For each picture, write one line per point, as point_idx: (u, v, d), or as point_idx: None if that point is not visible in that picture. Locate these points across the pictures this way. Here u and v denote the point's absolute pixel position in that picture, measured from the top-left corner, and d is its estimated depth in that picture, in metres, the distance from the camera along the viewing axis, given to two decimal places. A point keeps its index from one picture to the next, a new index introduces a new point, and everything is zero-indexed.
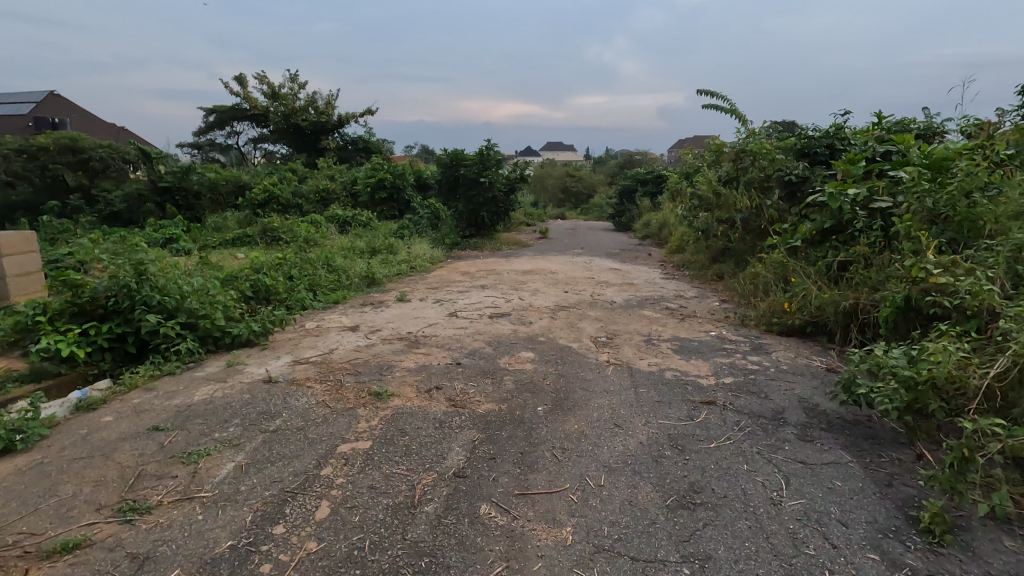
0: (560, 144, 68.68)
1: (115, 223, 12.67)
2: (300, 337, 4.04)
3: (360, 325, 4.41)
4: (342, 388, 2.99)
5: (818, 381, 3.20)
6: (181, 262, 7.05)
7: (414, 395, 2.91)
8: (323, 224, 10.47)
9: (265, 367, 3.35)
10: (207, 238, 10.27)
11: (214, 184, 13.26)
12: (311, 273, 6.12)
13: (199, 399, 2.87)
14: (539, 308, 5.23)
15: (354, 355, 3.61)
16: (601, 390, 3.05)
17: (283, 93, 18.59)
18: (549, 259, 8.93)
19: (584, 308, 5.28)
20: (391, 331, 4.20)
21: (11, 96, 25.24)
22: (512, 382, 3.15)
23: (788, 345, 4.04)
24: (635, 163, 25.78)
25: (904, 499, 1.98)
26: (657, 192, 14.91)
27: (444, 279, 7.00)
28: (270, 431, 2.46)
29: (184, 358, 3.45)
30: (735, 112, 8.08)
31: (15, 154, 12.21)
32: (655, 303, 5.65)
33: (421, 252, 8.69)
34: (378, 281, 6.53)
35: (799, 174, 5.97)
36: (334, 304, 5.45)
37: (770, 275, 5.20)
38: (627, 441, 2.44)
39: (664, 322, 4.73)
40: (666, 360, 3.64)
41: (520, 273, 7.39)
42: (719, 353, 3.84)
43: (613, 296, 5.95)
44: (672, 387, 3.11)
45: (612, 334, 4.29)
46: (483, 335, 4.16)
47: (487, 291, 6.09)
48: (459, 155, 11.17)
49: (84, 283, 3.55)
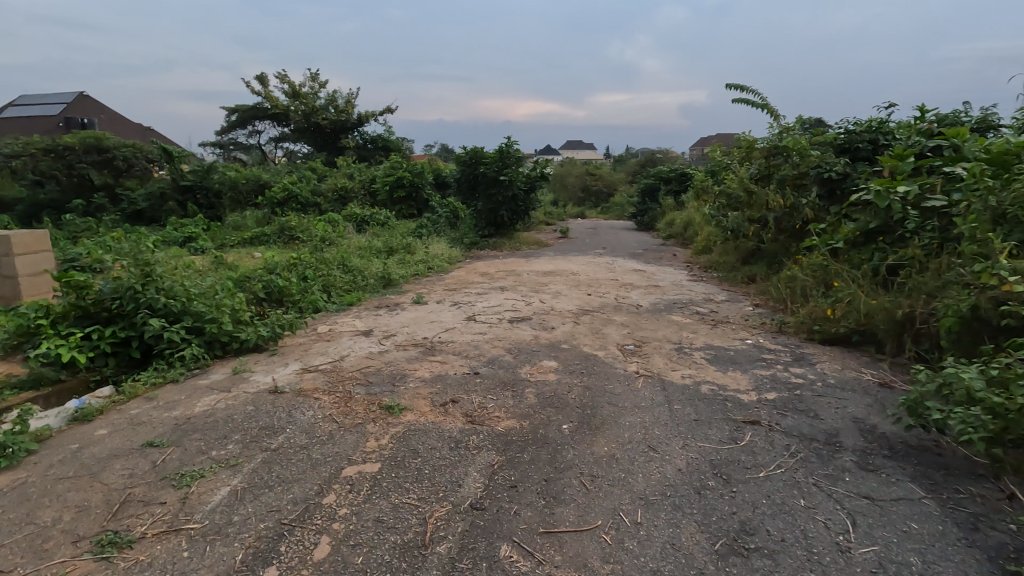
0: (580, 143, 68.18)
1: (139, 222, 12.77)
2: (311, 342, 3.85)
3: (374, 329, 4.21)
4: (351, 400, 2.78)
5: (873, 399, 2.90)
6: (197, 261, 6.96)
7: (428, 409, 2.69)
8: (342, 223, 10.36)
9: (272, 375, 3.16)
10: (226, 237, 10.23)
11: (234, 182, 13.26)
12: (326, 273, 5.96)
13: (200, 411, 2.69)
14: (561, 311, 4.97)
15: (366, 362, 3.40)
16: (631, 406, 2.78)
17: (304, 92, 18.62)
18: (570, 259, 8.66)
19: (609, 312, 5.02)
20: (406, 336, 3.99)
21: (44, 99, 25.92)
22: (533, 396, 2.91)
23: (833, 356, 3.73)
24: (658, 162, 25.29)
25: (997, 548, 1.69)
26: (681, 191, 14.53)
27: (462, 280, 6.78)
28: (270, 450, 2.26)
29: (189, 364, 3.28)
30: (766, 107, 7.73)
31: (42, 155, 12.40)
32: (683, 307, 5.36)
33: (439, 252, 8.50)
34: (395, 282, 6.34)
35: (840, 171, 5.62)
36: (349, 305, 5.27)
37: (809, 279, 4.87)
38: (663, 467, 2.17)
39: (695, 329, 4.44)
40: (701, 371, 3.36)
41: (541, 274, 7.14)
42: (757, 363, 3.54)
43: (638, 299, 5.67)
44: (710, 403, 2.83)
45: (641, 341, 4.02)
46: (503, 342, 3.92)
47: (506, 293, 5.86)
48: (479, 153, 10.97)
49: (88, 285, 3.41)
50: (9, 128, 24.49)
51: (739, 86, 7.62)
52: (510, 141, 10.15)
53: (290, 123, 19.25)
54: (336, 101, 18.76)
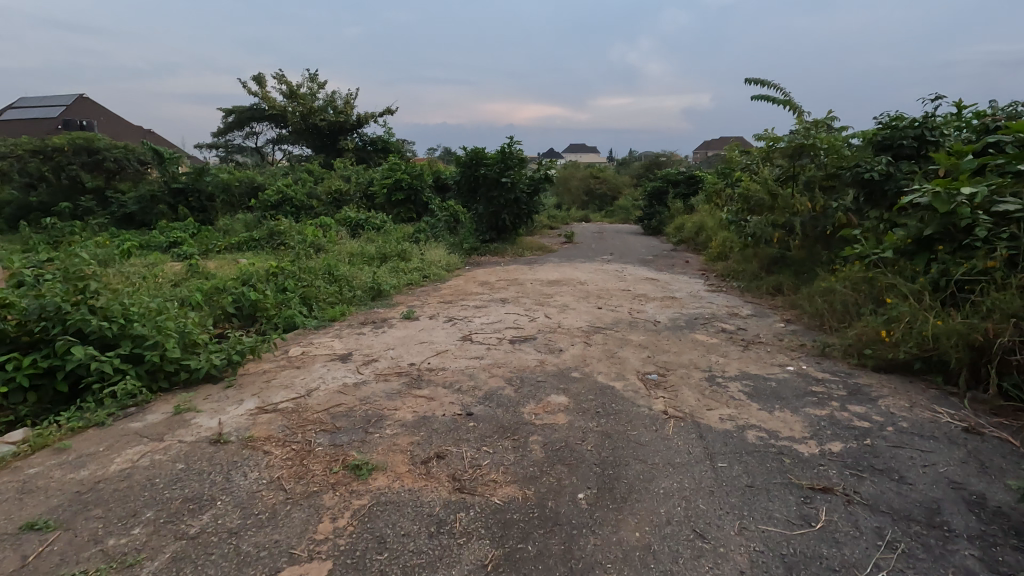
0: (583, 148, 67.59)
1: (129, 225, 12.22)
2: (276, 370, 3.27)
3: (353, 353, 3.63)
4: (308, 456, 2.19)
5: (966, 454, 2.31)
6: (173, 270, 6.39)
7: (406, 469, 2.10)
8: (335, 228, 9.80)
9: (218, 417, 2.57)
10: (213, 242, 9.66)
11: (227, 185, 12.70)
12: (309, 284, 5.40)
13: (116, 470, 2.11)
14: (569, 329, 4.39)
15: (336, 398, 2.82)
16: (663, 464, 2.20)
17: (301, 92, 18.12)
18: (577, 266, 8.09)
19: (623, 330, 4.42)
20: (389, 363, 3.41)
21: (42, 101, 25.57)
22: (539, 448, 2.32)
23: (894, 389, 3.14)
24: (663, 165, 24.74)
25: None
26: (690, 195, 13.97)
27: (460, 291, 6.20)
28: (188, 538, 1.69)
29: (122, 401, 2.71)
30: (789, 104, 7.16)
31: (30, 156, 11.96)
32: (706, 323, 4.76)
33: (437, 259, 7.94)
34: (386, 293, 5.76)
35: (882, 171, 4.98)
36: (331, 321, 4.69)
37: (851, 294, 4.28)
38: (719, 567, 1.59)
39: (725, 352, 3.85)
40: (742, 411, 2.76)
41: (546, 284, 6.56)
42: (808, 399, 2.95)
43: (655, 314, 5.07)
44: (762, 459, 2.24)
45: (664, 369, 3.43)
46: (502, 369, 3.34)
47: (508, 306, 5.28)
48: (480, 153, 10.41)
49: (9, 302, 2.86)
50: (5, 130, 24.01)
51: (760, 80, 6.99)
52: (513, 141, 9.58)
53: (288, 124, 18.72)
54: (335, 102, 18.25)
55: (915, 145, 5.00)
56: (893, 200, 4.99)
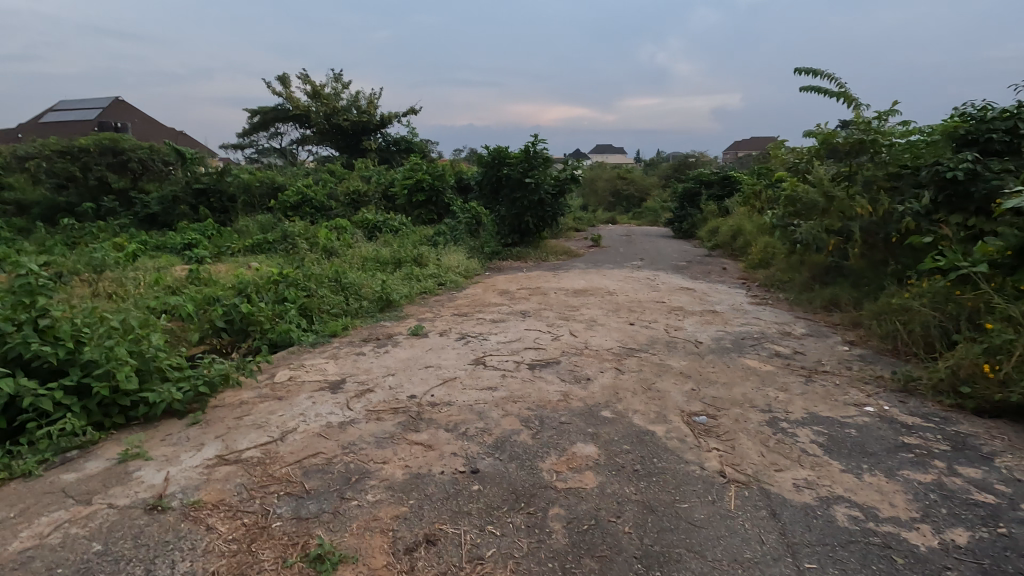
0: (610, 149, 66.44)
1: (152, 226, 12.05)
2: (252, 403, 2.79)
3: (345, 379, 3.14)
4: (260, 537, 1.69)
5: None
6: (176, 275, 6.01)
7: (385, 564, 1.59)
8: (351, 230, 9.39)
9: (167, 471, 2.09)
10: (227, 244, 9.33)
11: (248, 185, 12.45)
12: (313, 294, 4.95)
13: (16, 552, 1.64)
14: (598, 352, 3.81)
15: (314, 444, 2.31)
16: (730, 564, 1.63)
17: (325, 92, 17.90)
18: (605, 273, 7.50)
19: (660, 354, 3.82)
20: (385, 394, 2.90)
21: (79, 104, 26.05)
22: (561, 530, 1.78)
23: (1010, 442, 2.50)
24: (693, 165, 23.89)
25: None
26: (725, 196, 13.22)
27: (477, 301, 5.67)
28: None
29: (60, 444, 2.25)
30: (843, 96, 6.47)
31: (58, 156, 11.91)
32: (756, 345, 4.13)
33: (455, 264, 7.45)
34: (395, 303, 5.28)
35: (966, 169, 4.29)
36: (331, 337, 4.22)
37: (935, 316, 3.62)
38: None
39: (785, 384, 3.23)
40: (823, 474, 2.16)
41: (572, 294, 6.00)
42: (902, 457, 2.34)
43: (696, 333, 4.45)
44: (865, 558, 1.66)
45: (714, 407, 2.84)
46: (518, 407, 2.80)
47: (529, 320, 4.74)
48: (503, 152, 9.88)
49: None
50: (42, 133, 24.46)
51: (814, 69, 6.28)
52: (537, 140, 9.05)
53: (311, 125, 18.52)
54: (358, 102, 17.99)
55: (1006, 140, 4.33)
56: (980, 204, 4.30)
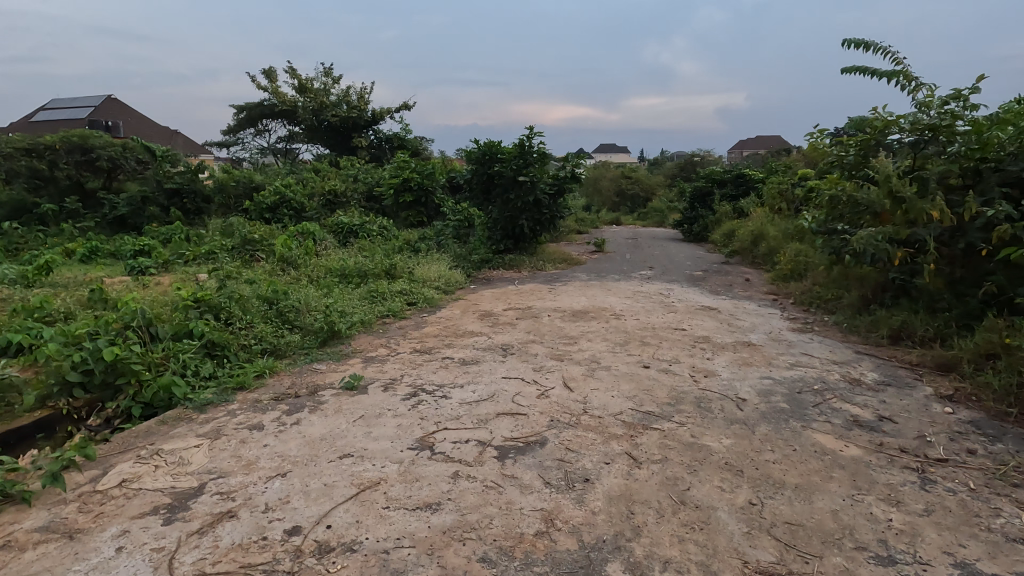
0: (613, 150, 64.99)
1: (121, 230, 10.60)
2: (18, 553, 1.65)
3: (203, 489, 1.98)
4: None
5: None
6: (83, 293, 4.81)
7: None
8: (321, 236, 8.23)
9: None
10: (183, 250, 8.09)
11: (222, 185, 11.26)
12: (232, 327, 3.79)
13: None
14: (602, 421, 2.66)
15: None
16: None
17: (312, 86, 16.79)
18: (612, 288, 6.33)
19: (692, 424, 2.66)
20: (251, 527, 1.75)
21: (66, 103, 24.85)
22: None
23: None
24: (702, 164, 22.65)
25: None
26: (738, 196, 12.06)
27: (450, 328, 4.52)
28: None
29: None
30: (898, 73, 5.31)
31: (20, 155, 10.10)
32: (822, 404, 2.95)
33: (434, 277, 6.28)
34: (342, 334, 4.12)
35: None
36: (235, 392, 3.06)
37: None
38: None
39: (891, 492, 2.07)
40: None
41: (571, 318, 4.84)
42: None
43: (735, 382, 3.27)
44: None
45: (798, 557, 1.68)
46: (469, 557, 1.65)
47: (511, 362, 3.59)
48: (494, 148, 8.74)
49: None
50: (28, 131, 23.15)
51: (866, 42, 5.10)
52: (533, 134, 7.89)
53: (298, 121, 17.39)
54: (348, 97, 16.89)
55: None
56: None
